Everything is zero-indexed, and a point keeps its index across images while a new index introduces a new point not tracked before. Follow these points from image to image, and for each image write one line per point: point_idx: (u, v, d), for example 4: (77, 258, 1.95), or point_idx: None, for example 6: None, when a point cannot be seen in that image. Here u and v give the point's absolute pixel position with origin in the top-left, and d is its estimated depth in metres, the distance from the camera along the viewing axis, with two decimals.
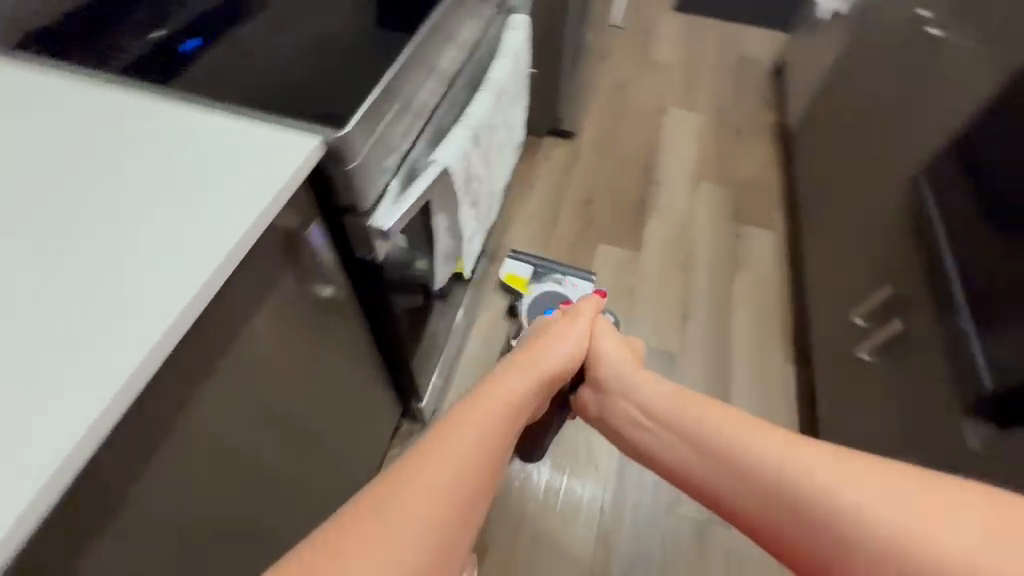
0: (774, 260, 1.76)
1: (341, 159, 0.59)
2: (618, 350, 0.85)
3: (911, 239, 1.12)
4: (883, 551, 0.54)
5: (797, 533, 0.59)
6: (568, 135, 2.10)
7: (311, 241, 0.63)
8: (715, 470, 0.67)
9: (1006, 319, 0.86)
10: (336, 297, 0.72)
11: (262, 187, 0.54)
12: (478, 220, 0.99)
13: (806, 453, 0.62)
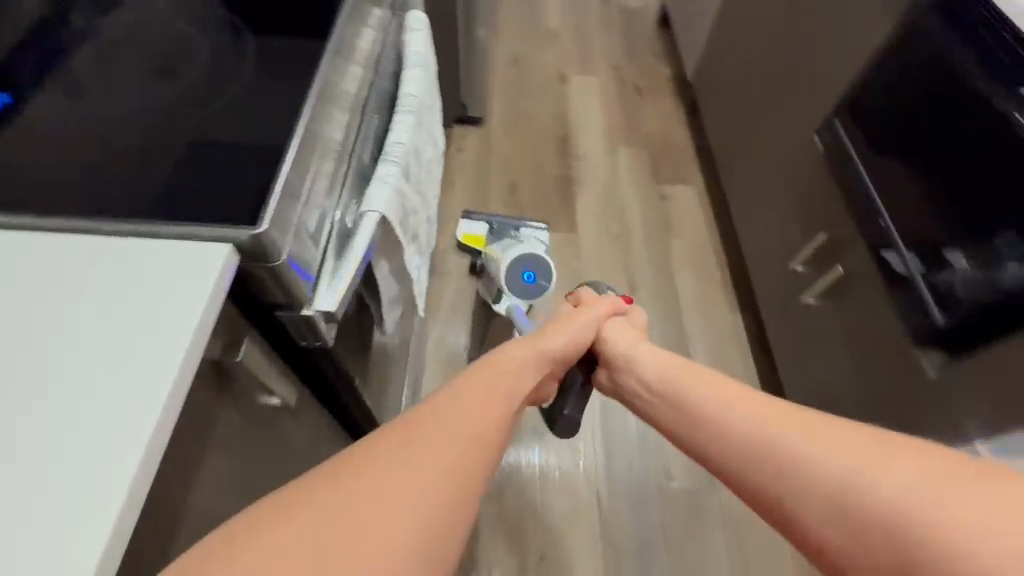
0: (700, 214, 1.81)
1: (266, 255, 0.47)
2: (628, 327, 0.78)
3: (823, 186, 1.16)
4: (880, 526, 0.46)
5: (788, 489, 0.51)
6: (476, 121, 1.99)
7: (251, 359, 0.50)
8: (701, 424, 0.60)
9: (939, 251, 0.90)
10: (284, 408, 0.59)
11: (182, 311, 0.43)
12: (421, 253, 0.88)
13: (811, 422, 0.54)
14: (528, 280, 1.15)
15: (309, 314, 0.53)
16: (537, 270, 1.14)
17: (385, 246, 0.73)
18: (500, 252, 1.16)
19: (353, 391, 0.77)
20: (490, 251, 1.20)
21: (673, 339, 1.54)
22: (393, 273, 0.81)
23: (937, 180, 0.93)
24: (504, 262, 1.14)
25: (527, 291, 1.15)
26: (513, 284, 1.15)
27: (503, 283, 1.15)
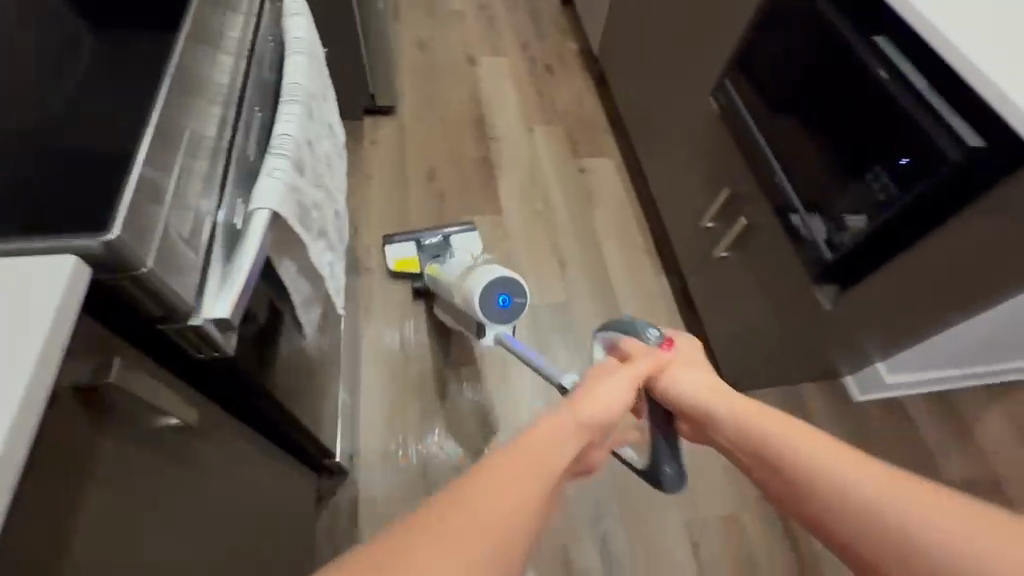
0: (620, 183, 1.86)
1: (128, 266, 0.42)
2: (681, 369, 0.74)
3: (721, 143, 1.23)
4: None
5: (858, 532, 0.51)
6: (388, 110, 1.93)
7: (129, 382, 0.46)
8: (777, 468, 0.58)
9: (814, 190, 0.97)
10: (188, 427, 0.55)
11: (18, 330, 0.36)
12: (332, 249, 0.84)
13: (897, 481, 0.52)
14: (503, 305, 1.15)
15: (198, 325, 0.50)
16: (511, 293, 1.14)
17: (283, 246, 0.69)
18: (469, 290, 1.15)
19: (265, 395, 0.73)
20: (435, 273, 1.35)
21: (605, 307, 1.58)
22: (300, 273, 0.77)
23: (804, 123, 0.99)
24: (477, 299, 1.13)
25: (507, 315, 1.15)
26: (492, 313, 1.15)
27: (481, 315, 1.14)
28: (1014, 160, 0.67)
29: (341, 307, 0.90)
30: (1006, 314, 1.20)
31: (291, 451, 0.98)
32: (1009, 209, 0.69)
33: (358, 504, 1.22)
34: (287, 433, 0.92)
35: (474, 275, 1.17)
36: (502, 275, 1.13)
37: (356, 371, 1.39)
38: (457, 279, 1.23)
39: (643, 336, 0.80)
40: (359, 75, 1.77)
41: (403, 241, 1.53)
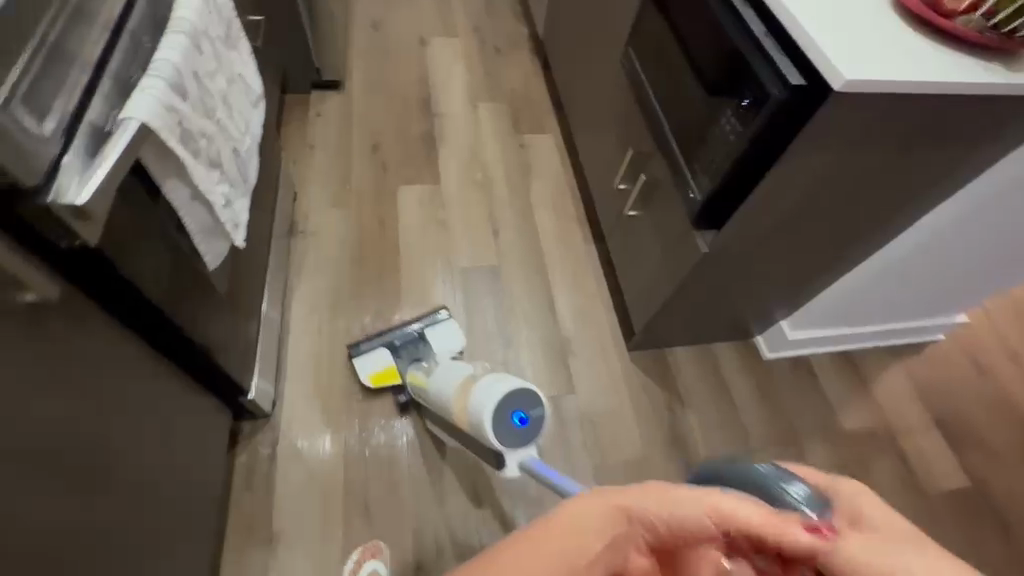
0: (558, 158, 1.94)
1: None
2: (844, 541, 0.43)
3: (628, 106, 1.31)
4: None
5: None
6: (336, 84, 1.99)
7: None
8: None
9: (689, 142, 1.06)
10: (55, 305, 0.62)
11: None
12: (229, 182, 0.90)
13: None
14: (521, 424, 0.99)
15: (46, 203, 0.57)
16: (526, 408, 0.99)
17: (164, 163, 0.74)
18: (478, 411, 1.00)
19: (154, 306, 0.79)
20: (423, 386, 1.23)
21: (534, 271, 1.65)
22: (194, 198, 0.82)
23: (680, 80, 1.08)
24: (490, 423, 0.97)
25: (526, 436, 0.99)
26: (507, 435, 0.99)
27: (498, 444, 0.98)
28: (825, 97, 0.78)
29: (242, 243, 0.95)
30: (893, 262, 1.30)
31: (196, 378, 1.03)
32: (823, 138, 0.84)
33: (277, 446, 1.26)
34: (192, 357, 0.97)
35: (480, 392, 1.02)
36: (513, 392, 0.98)
37: (286, 324, 1.43)
38: (457, 399, 1.08)
39: (775, 496, 0.48)
40: (304, 47, 1.82)
41: (374, 350, 1.36)
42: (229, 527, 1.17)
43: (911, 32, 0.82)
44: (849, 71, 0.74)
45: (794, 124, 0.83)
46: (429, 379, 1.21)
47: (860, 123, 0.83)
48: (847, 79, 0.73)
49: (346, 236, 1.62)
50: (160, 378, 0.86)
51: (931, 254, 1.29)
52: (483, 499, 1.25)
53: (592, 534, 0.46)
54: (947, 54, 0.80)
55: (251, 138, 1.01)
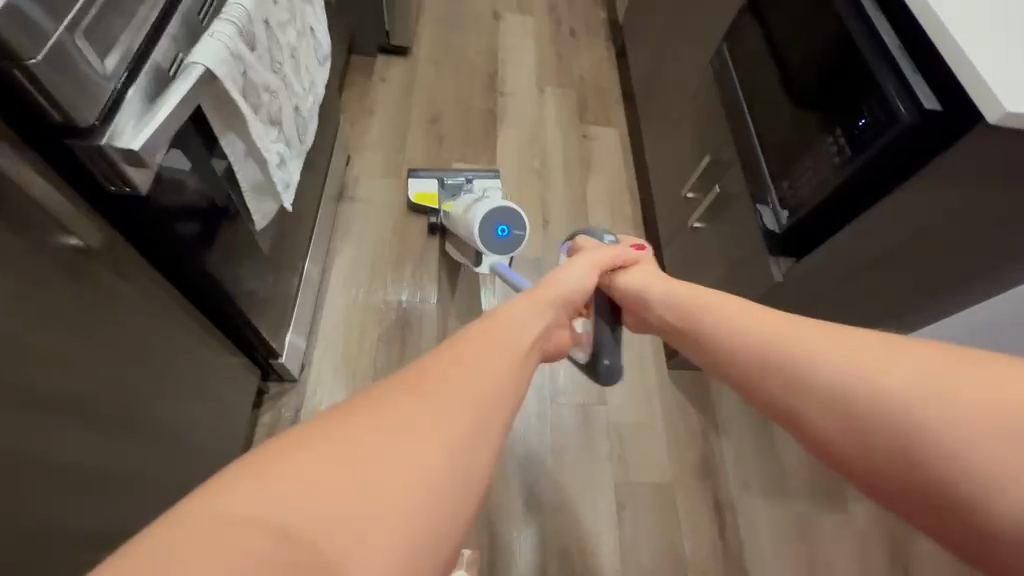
0: (619, 154, 1.84)
1: (12, 56, 0.45)
2: (637, 264, 0.85)
3: (712, 108, 1.21)
4: (826, 389, 0.55)
5: (799, 384, 0.57)
6: (403, 50, 1.94)
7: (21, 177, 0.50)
8: (763, 368, 0.60)
9: (778, 156, 0.96)
10: (91, 249, 0.60)
11: None
12: (286, 142, 0.87)
13: (809, 338, 0.59)
14: (503, 236, 1.23)
15: (99, 144, 0.53)
16: (513, 227, 1.23)
17: (225, 115, 0.71)
18: (475, 218, 1.22)
19: (194, 259, 0.77)
20: (451, 211, 1.38)
21: None
22: (247, 155, 0.79)
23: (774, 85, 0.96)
24: (477, 228, 1.21)
25: (506, 248, 1.23)
26: (490, 243, 1.23)
27: (478, 243, 1.23)
28: (967, 124, 0.67)
29: (290, 206, 0.92)
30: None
31: (228, 335, 1.02)
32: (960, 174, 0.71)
33: (300, 411, 1.24)
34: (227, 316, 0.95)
35: (481, 207, 1.24)
36: (507, 206, 1.22)
37: (324, 288, 1.41)
38: (465, 211, 1.29)
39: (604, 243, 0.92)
40: (377, 8, 1.77)
41: (427, 176, 1.56)
42: None
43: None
44: (1013, 102, 0.61)
45: (917, 151, 0.73)
46: (456, 202, 1.39)
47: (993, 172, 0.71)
48: (1010, 111, 0.61)
49: (394, 206, 1.59)
50: (190, 331, 0.84)
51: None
52: (495, 498, 1.22)
53: (507, 356, 0.49)
54: None
55: (312, 98, 0.97)
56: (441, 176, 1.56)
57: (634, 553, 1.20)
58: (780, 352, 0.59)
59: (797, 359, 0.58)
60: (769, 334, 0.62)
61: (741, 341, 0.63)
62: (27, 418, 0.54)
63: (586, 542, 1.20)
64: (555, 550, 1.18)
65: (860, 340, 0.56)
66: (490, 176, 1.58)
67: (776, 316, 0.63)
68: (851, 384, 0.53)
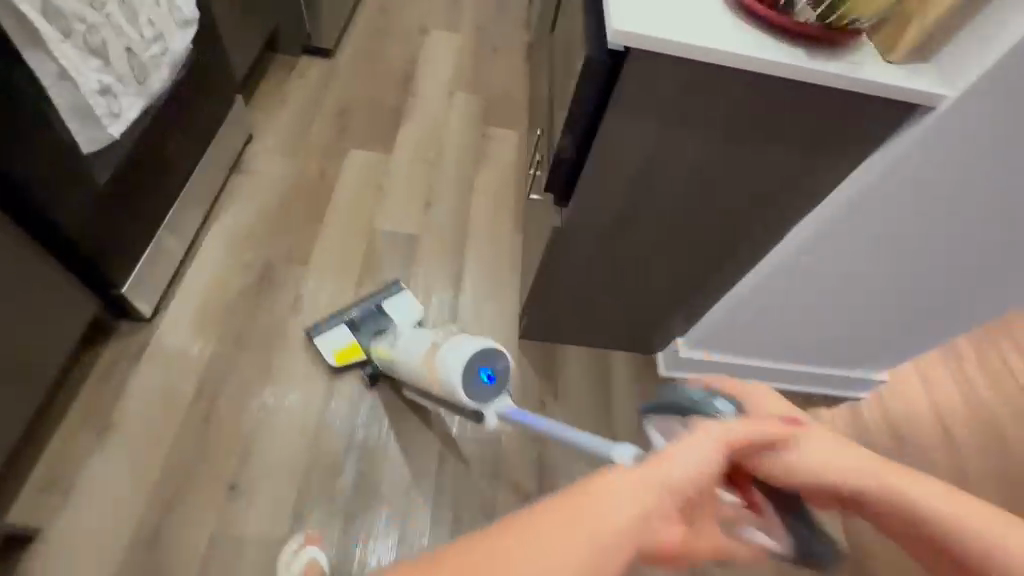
0: (515, 151, 1.97)
1: None
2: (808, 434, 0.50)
3: (552, 92, 1.35)
4: (958, 545, 0.45)
5: (932, 543, 0.46)
6: (326, 52, 2.11)
7: None
8: (895, 527, 0.48)
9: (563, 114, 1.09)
10: None
11: None
12: (115, 77, 0.99)
13: (920, 482, 0.47)
14: (487, 379, 1.02)
15: None
16: (493, 364, 1.02)
17: (22, 29, 0.85)
18: (445, 375, 1.02)
19: None
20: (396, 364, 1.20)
21: (453, 248, 1.66)
22: (59, 76, 0.91)
23: (569, 59, 1.12)
24: (459, 384, 1.00)
25: (500, 389, 1.02)
26: (482, 393, 1.02)
27: (468, 400, 1.01)
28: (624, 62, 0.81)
29: (119, 136, 1.02)
30: (857, 294, 1.17)
31: (52, 247, 1.10)
32: (641, 109, 0.86)
33: (145, 348, 1.30)
34: (56, 229, 1.06)
35: (446, 360, 1.03)
36: (474, 352, 1.00)
37: (199, 243, 1.50)
38: (427, 368, 1.09)
39: (705, 408, 0.55)
40: (299, 10, 1.95)
41: (332, 327, 1.35)
42: (70, 410, 1.20)
43: (733, 19, 0.79)
44: (619, 20, 0.75)
45: (609, 88, 0.86)
46: (395, 351, 1.21)
47: (667, 102, 0.84)
48: (615, 27, 0.74)
49: (285, 181, 1.70)
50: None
51: (898, 271, 1.09)
52: (321, 443, 1.25)
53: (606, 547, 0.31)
54: (758, 39, 0.77)
55: (162, 52, 1.09)
56: (348, 321, 1.35)
57: (451, 502, 1.22)
58: (889, 502, 0.47)
59: (917, 517, 0.46)
60: (918, 499, 0.46)
61: (890, 514, 0.48)
62: None
63: (402, 490, 1.22)
64: (375, 494, 1.21)
65: (994, 513, 0.45)
66: (392, 295, 1.40)
67: (894, 467, 0.48)
68: (991, 552, 0.44)
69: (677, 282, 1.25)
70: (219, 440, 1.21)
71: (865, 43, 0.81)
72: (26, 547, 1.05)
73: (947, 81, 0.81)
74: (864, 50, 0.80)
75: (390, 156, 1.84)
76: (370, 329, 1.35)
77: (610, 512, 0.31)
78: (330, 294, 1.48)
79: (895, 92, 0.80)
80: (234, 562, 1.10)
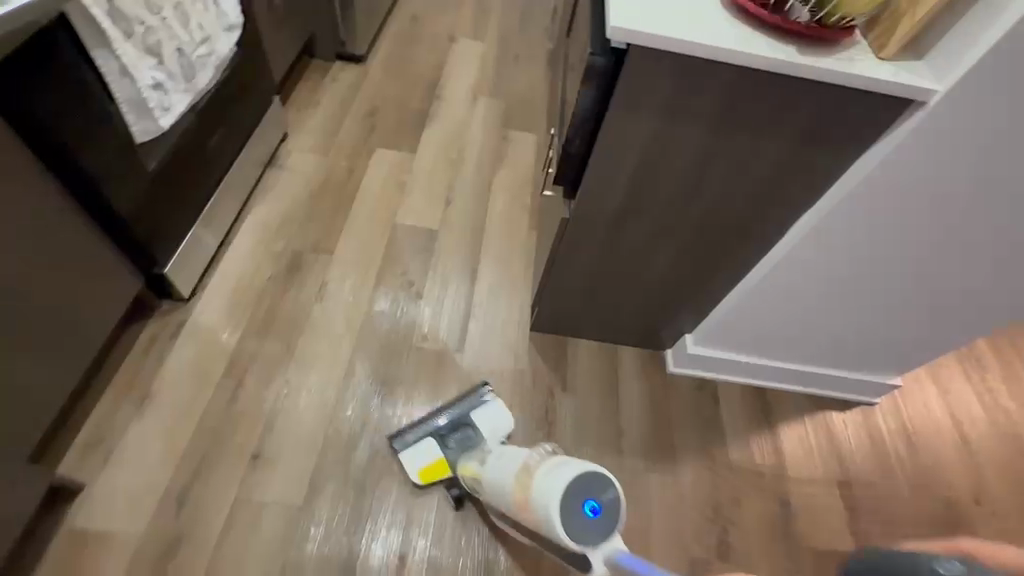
0: (534, 153, 2.04)
1: None
2: None
3: (566, 94, 1.42)
4: None
5: None
6: (357, 58, 2.23)
7: None
8: None
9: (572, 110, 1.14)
10: None
11: None
12: (167, 74, 1.09)
13: None
14: (592, 515, 0.78)
15: None
16: (599, 494, 0.78)
17: (90, 29, 0.95)
18: (538, 504, 0.80)
19: (49, 134, 0.98)
20: (483, 480, 1.07)
21: (470, 243, 1.72)
22: (120, 72, 1.02)
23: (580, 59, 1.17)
24: (557, 519, 0.76)
25: (609, 528, 0.77)
26: (586, 533, 0.76)
27: (567, 545, 0.76)
28: (623, 58, 0.86)
29: (168, 127, 1.13)
30: (867, 294, 1.20)
31: (105, 231, 1.19)
32: (641, 105, 0.91)
33: (182, 326, 1.40)
34: (106, 212, 1.16)
35: (540, 487, 0.82)
36: (573, 479, 0.77)
37: (234, 233, 1.61)
38: (518, 494, 0.89)
39: None
40: (333, 19, 2.08)
41: (418, 440, 1.27)
42: (113, 379, 1.30)
43: (726, 15, 0.84)
44: (617, 19, 0.80)
45: (611, 83, 0.92)
46: (485, 470, 1.07)
47: (666, 97, 0.89)
48: (613, 25, 0.79)
49: (315, 177, 1.80)
50: (48, 199, 1.02)
51: (899, 268, 1.12)
52: (339, 421, 1.32)
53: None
54: (751, 36, 0.82)
55: (209, 53, 1.20)
56: (436, 432, 1.28)
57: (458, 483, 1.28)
58: None
59: None
60: None
61: None
62: None
63: None
64: (387, 471, 1.27)
65: None
66: (482, 404, 1.31)
67: None
68: None
69: (685, 275, 1.28)
70: (245, 414, 1.30)
71: (858, 42, 0.86)
72: (72, 501, 1.15)
73: (936, 75, 0.84)
74: (855, 48, 0.85)
75: (413, 156, 1.93)
76: (456, 442, 1.27)
77: None
78: (352, 282, 1.56)
79: (890, 87, 0.83)
80: (254, 527, 1.17)
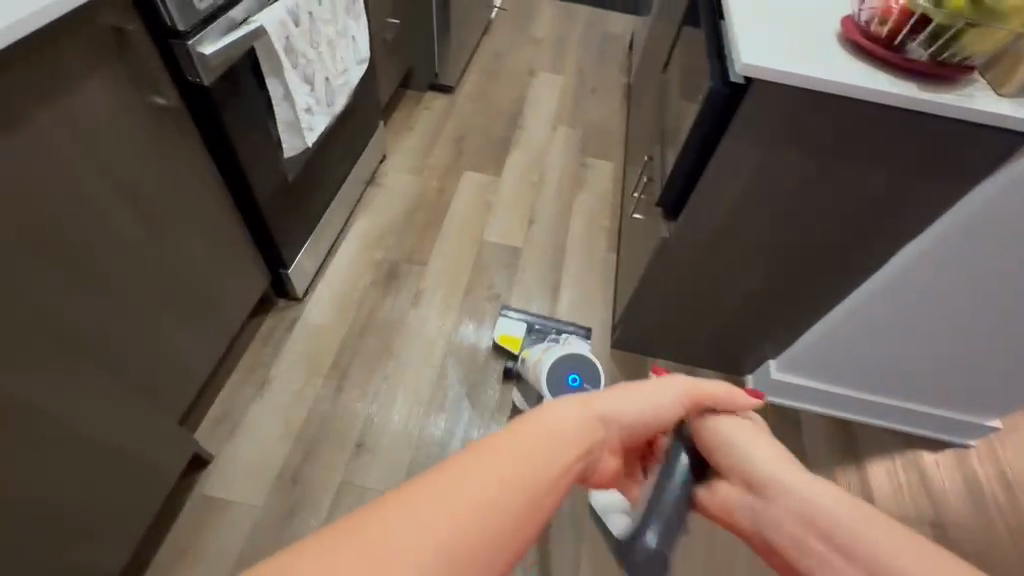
0: (612, 180, 2.12)
1: None
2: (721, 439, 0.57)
3: (658, 125, 1.50)
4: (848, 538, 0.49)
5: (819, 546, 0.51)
6: (446, 89, 2.41)
7: (141, 48, 0.90)
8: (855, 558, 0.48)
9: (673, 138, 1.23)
10: (169, 110, 0.99)
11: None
12: (316, 99, 1.26)
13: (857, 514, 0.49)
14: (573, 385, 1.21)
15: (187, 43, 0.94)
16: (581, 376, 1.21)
17: (270, 60, 1.12)
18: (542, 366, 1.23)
19: (226, 147, 1.15)
20: (529, 354, 1.37)
21: (551, 261, 1.81)
22: (284, 97, 1.18)
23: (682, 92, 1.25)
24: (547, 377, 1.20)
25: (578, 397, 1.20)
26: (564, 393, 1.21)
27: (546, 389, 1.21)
28: (746, 89, 0.94)
29: (311, 145, 1.29)
30: (966, 330, 1.19)
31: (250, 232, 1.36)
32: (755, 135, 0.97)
33: (295, 322, 1.55)
34: (253, 216, 1.32)
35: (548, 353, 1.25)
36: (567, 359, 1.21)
37: (340, 242, 1.77)
38: (535, 358, 1.29)
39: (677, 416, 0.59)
40: (430, 53, 2.27)
41: (515, 318, 1.57)
42: (236, 366, 1.45)
43: (845, 54, 0.91)
44: (745, 55, 0.88)
45: (728, 113, 0.99)
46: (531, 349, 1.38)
47: (781, 129, 0.96)
48: (742, 61, 0.88)
49: (410, 194, 1.96)
50: (217, 203, 1.18)
51: (1002, 304, 1.12)
52: (430, 417, 1.41)
53: (573, 435, 0.42)
54: (870, 71, 0.88)
55: (346, 81, 1.37)
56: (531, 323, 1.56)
57: None
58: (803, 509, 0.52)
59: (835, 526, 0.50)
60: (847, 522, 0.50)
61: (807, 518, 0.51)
62: (117, 192, 0.92)
63: None
64: None
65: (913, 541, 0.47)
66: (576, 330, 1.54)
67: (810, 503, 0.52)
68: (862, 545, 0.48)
69: (775, 300, 1.30)
70: (348, 404, 1.41)
71: (974, 80, 0.90)
72: (200, 472, 1.28)
73: None
74: (972, 85, 0.89)
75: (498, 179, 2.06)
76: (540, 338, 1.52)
77: (558, 434, 0.41)
78: (443, 292, 1.68)
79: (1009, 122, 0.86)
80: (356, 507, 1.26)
